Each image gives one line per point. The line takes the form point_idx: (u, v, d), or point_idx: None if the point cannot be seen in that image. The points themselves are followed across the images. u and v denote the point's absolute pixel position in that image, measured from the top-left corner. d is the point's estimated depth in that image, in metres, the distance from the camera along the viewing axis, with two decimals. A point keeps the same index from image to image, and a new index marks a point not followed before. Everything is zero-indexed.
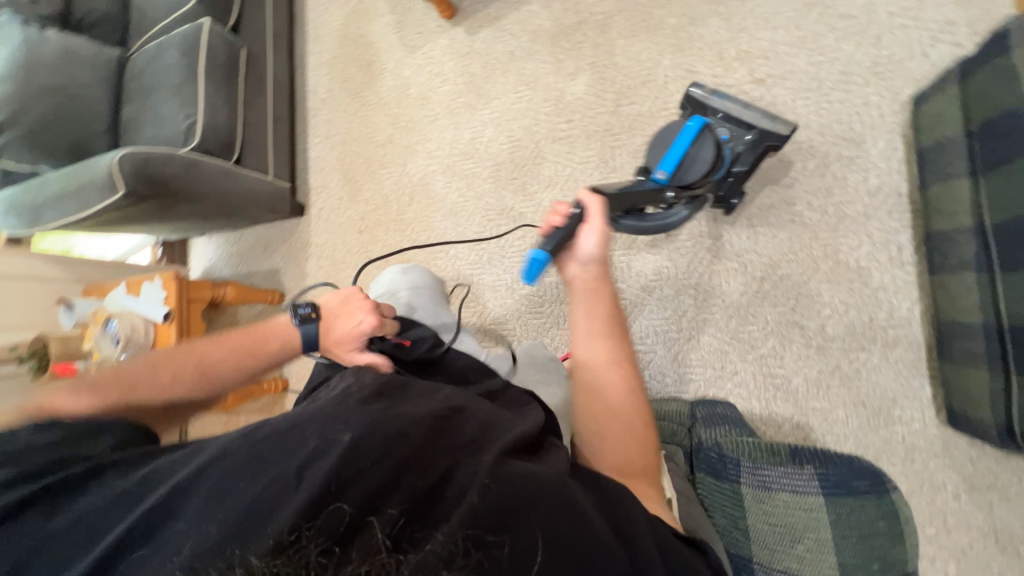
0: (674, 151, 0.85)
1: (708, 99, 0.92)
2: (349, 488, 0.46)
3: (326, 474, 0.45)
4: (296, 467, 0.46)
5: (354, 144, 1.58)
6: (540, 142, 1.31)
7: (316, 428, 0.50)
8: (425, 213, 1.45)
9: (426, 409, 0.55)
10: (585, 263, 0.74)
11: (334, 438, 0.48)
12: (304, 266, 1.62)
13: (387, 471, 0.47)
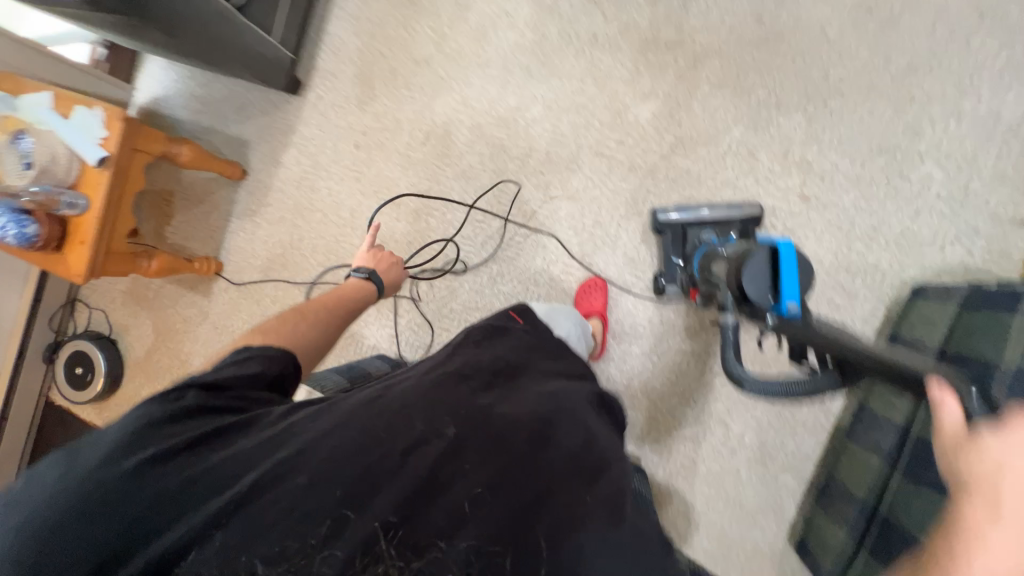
0: (790, 277, 0.74)
1: (675, 213, 1.09)
2: (443, 489, 0.52)
3: (426, 467, 0.53)
4: (400, 451, 0.53)
5: (385, 44, 1.36)
6: (582, 149, 1.23)
7: (420, 415, 0.57)
8: (435, 161, 1.32)
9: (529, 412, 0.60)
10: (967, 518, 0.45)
11: (436, 438, 0.55)
12: (281, 153, 1.43)
13: (478, 480, 0.53)
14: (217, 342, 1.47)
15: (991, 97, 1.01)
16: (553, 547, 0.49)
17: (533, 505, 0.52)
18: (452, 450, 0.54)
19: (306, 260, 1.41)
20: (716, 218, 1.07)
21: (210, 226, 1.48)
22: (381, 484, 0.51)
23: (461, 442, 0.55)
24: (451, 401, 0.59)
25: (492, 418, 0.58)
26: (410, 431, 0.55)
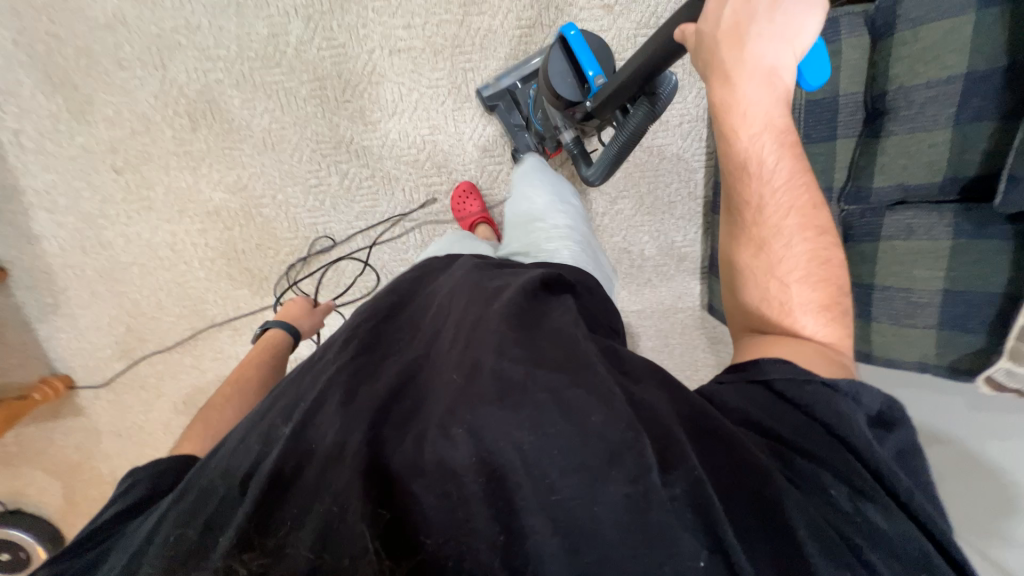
0: (582, 51, 0.80)
1: (497, 84, 1.05)
2: (299, 480, 0.40)
3: (271, 473, 0.41)
4: (303, 440, 0.42)
5: (47, 22, 0.97)
6: (374, 52, 1.05)
7: (310, 402, 0.45)
8: (224, 142, 1.08)
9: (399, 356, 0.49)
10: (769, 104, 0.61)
11: (337, 402, 0.44)
12: (24, 223, 1.09)
13: (334, 444, 0.41)
14: (132, 446, 1.31)
15: None
16: (510, 409, 0.40)
17: (469, 388, 0.42)
18: (357, 401, 0.43)
19: (160, 320, 1.20)
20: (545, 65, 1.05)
21: (13, 347, 1.17)
22: (293, 481, 0.40)
23: (369, 387, 0.45)
24: (290, 400, 0.48)
25: (401, 356, 0.49)
26: (308, 414, 0.44)
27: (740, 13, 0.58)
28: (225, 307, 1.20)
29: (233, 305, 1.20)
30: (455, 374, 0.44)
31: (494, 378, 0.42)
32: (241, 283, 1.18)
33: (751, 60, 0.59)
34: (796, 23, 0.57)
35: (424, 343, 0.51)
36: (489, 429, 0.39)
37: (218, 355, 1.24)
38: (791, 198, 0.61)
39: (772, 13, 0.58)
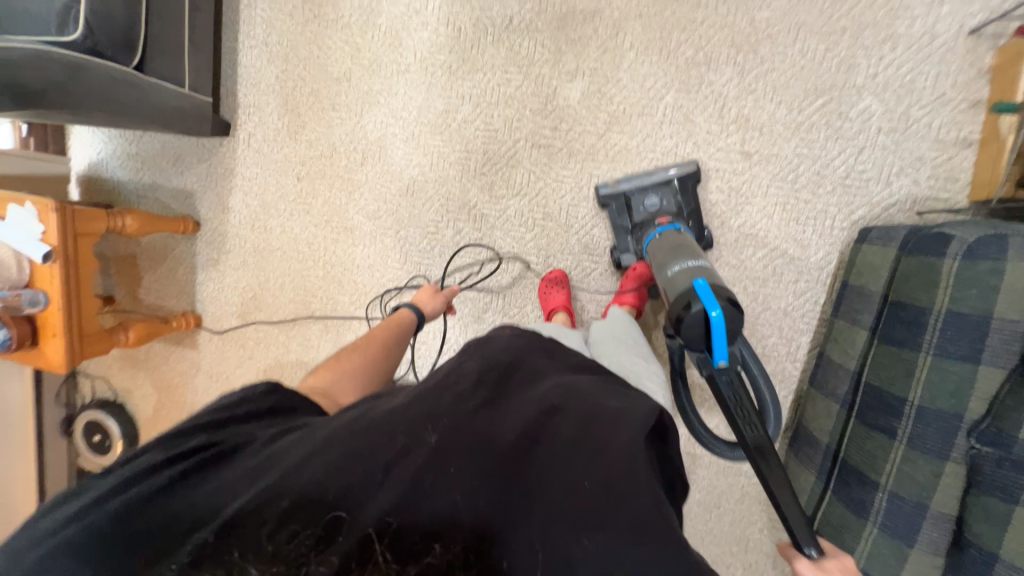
0: (719, 337, 0.73)
1: (617, 185, 1.11)
2: (427, 489, 0.52)
3: (409, 474, 0.53)
4: (438, 463, 0.54)
5: (300, 68, 1.31)
6: (519, 142, 1.20)
7: (452, 426, 0.58)
8: (379, 181, 1.30)
9: (522, 413, 0.61)
10: None
11: (469, 446, 0.56)
12: (226, 197, 1.41)
13: (465, 475, 0.53)
14: (215, 390, 1.54)
15: (927, 13, 0.96)
16: (603, 520, 0.49)
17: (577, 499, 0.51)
18: (484, 448, 0.56)
19: (277, 298, 1.43)
20: (655, 181, 1.09)
21: (179, 282, 1.49)
22: (427, 495, 0.52)
23: (497, 436, 0.58)
24: (435, 410, 0.61)
25: (524, 423, 0.59)
26: (447, 445, 0.56)
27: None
28: (325, 306, 1.39)
29: (331, 307, 1.39)
30: (567, 464, 0.54)
31: (599, 480, 0.52)
32: (345, 291, 1.37)
33: None
34: None
35: (545, 419, 0.60)
36: (591, 538, 0.48)
37: (304, 343, 1.42)
38: None
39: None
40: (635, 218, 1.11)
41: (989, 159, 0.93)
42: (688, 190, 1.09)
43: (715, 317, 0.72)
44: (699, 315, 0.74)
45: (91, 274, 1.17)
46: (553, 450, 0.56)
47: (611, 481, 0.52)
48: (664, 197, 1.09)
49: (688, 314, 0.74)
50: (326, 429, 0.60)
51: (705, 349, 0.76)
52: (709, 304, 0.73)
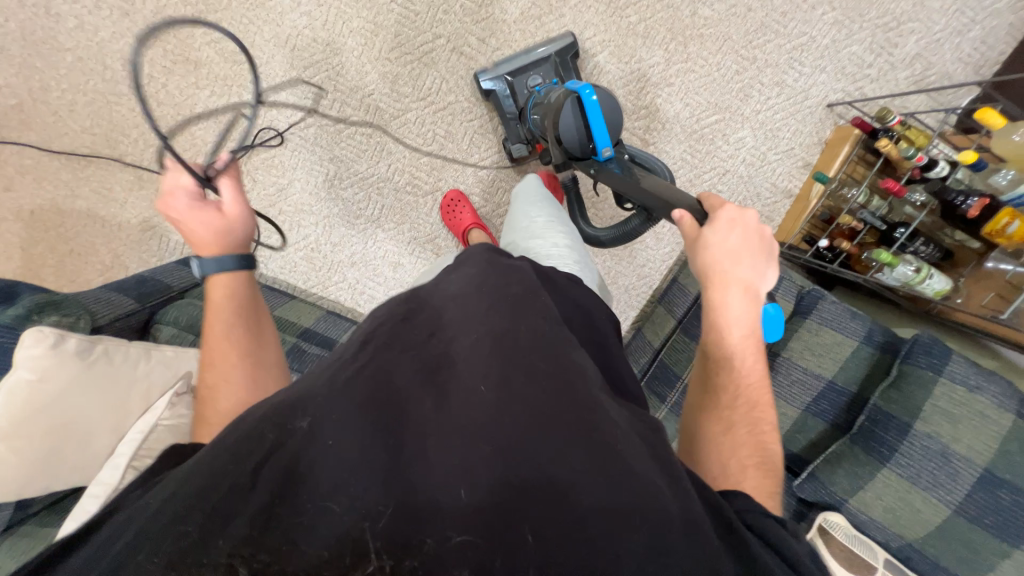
0: (596, 123, 0.78)
1: (493, 68, 1.03)
2: (304, 479, 0.40)
3: (277, 473, 0.40)
4: (349, 438, 0.40)
5: None
6: (439, 38, 1.04)
7: (321, 393, 0.44)
8: (249, 13, 1.01)
9: (415, 344, 0.48)
10: (751, 275, 0.61)
11: (360, 406, 0.42)
12: None
13: (347, 447, 0.40)
14: None
15: (809, 74, 1.11)
16: (546, 443, 0.41)
17: (511, 418, 0.42)
18: (362, 399, 0.43)
19: (60, 120, 1.05)
20: (535, 59, 1.01)
21: None
22: (352, 474, 0.39)
23: (386, 375, 0.45)
24: (308, 381, 0.47)
25: (418, 356, 0.47)
26: (343, 414, 0.42)
27: (723, 243, 0.60)
28: (141, 153, 1.09)
29: (148, 154, 1.09)
30: (481, 387, 0.43)
31: (521, 405, 0.42)
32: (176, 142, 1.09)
33: (737, 277, 0.60)
34: (750, 261, 0.61)
35: (441, 346, 0.48)
36: (527, 473, 0.39)
37: (103, 191, 1.11)
38: (749, 342, 0.59)
39: (747, 249, 0.61)
40: (520, 98, 1.03)
41: (796, 212, 1.18)
42: (569, 65, 1.03)
43: (588, 101, 0.78)
44: (576, 107, 0.79)
45: None
46: (461, 371, 0.45)
47: (515, 395, 0.43)
48: (546, 73, 1.01)
49: (567, 106, 0.79)
50: (222, 436, 0.45)
51: (590, 145, 0.81)
52: (581, 91, 0.79)
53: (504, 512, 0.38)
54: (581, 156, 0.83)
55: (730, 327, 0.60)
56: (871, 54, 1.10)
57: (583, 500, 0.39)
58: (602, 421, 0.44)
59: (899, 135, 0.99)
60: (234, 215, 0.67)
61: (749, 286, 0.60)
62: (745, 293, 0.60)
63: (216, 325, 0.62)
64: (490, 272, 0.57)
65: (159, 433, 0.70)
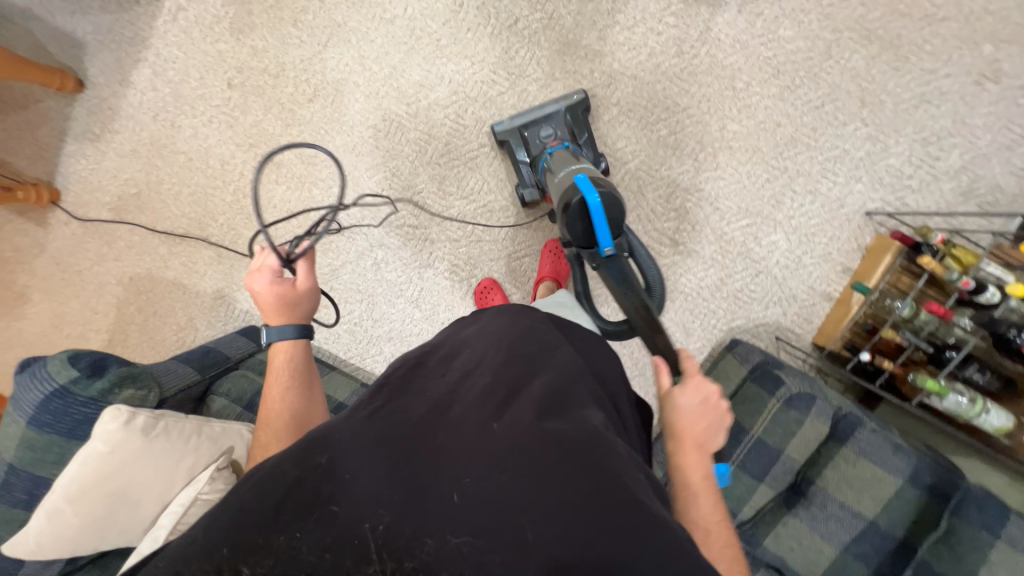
0: (600, 224, 0.82)
1: (509, 122, 1.11)
2: (330, 502, 0.46)
3: (306, 498, 0.46)
4: (368, 466, 0.47)
5: None
6: (484, 147, 1.17)
7: (341, 432, 0.50)
8: (325, 126, 1.18)
9: (435, 390, 0.57)
10: (707, 434, 0.66)
11: (382, 441, 0.49)
12: (130, 69, 1.19)
13: (372, 475, 0.47)
14: (59, 280, 1.35)
15: (844, 184, 1.12)
16: (550, 471, 0.47)
17: (519, 449, 0.49)
18: (388, 434, 0.50)
19: (166, 207, 1.26)
20: (546, 114, 1.09)
21: (38, 142, 1.25)
22: (371, 498, 0.45)
23: (408, 415, 0.53)
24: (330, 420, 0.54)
25: (435, 396, 0.56)
26: (365, 444, 0.49)
27: (689, 405, 0.67)
28: (223, 234, 1.27)
29: (228, 235, 1.27)
30: (493, 423, 0.52)
31: (528, 438, 0.50)
32: (252, 227, 1.26)
33: (695, 436, 0.65)
34: (710, 425, 0.66)
35: (459, 391, 0.57)
36: (534, 495, 0.46)
37: (189, 265, 1.30)
38: (702, 495, 0.61)
39: (704, 411, 0.67)
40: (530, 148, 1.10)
41: (837, 316, 1.13)
42: (580, 119, 1.09)
43: (591, 203, 0.82)
44: (579, 205, 0.84)
45: None
46: (477, 409, 0.54)
47: (522, 431, 0.50)
48: (556, 128, 1.08)
49: (571, 209, 0.84)
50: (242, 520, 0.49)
51: (592, 240, 0.86)
52: (586, 193, 0.82)
53: (514, 529, 0.44)
54: (583, 248, 0.87)
55: (691, 470, 0.62)
56: (910, 167, 1.10)
57: (584, 523, 0.44)
58: (607, 453, 0.50)
59: (946, 254, 0.96)
60: (303, 292, 0.85)
61: (704, 443, 0.65)
62: (698, 450, 0.64)
63: (273, 387, 0.80)
64: (504, 329, 0.66)
65: (197, 508, 0.76)
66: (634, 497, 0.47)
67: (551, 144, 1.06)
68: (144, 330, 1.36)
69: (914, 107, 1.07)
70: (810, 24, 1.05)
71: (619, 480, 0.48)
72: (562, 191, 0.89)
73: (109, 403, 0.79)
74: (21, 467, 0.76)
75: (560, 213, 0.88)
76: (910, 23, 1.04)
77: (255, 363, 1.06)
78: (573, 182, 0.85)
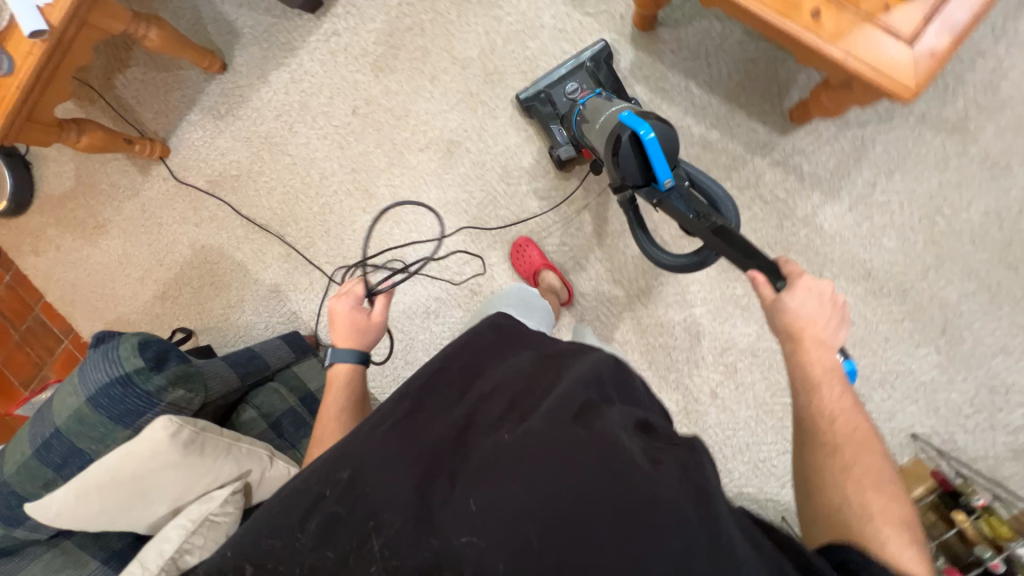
0: (657, 153, 0.77)
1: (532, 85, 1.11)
2: (352, 511, 0.49)
3: (328, 513, 0.49)
4: (389, 477, 0.50)
5: (428, 18, 1.18)
6: (564, 245, 1.20)
7: (360, 449, 0.53)
8: (426, 177, 1.23)
9: (456, 404, 0.59)
10: (829, 330, 0.67)
11: (397, 454, 0.52)
12: (270, 68, 1.26)
13: (390, 487, 0.49)
14: (138, 224, 1.43)
15: (899, 400, 1.11)
16: (563, 484, 0.47)
17: (526, 459, 0.49)
18: (405, 447, 0.53)
19: (257, 197, 1.33)
20: (569, 69, 1.08)
21: (166, 103, 1.33)
22: (388, 506, 0.48)
23: (428, 426, 0.55)
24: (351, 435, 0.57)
25: (454, 413, 0.57)
26: (383, 459, 0.52)
27: (802, 307, 0.67)
28: (298, 238, 1.32)
29: (302, 241, 1.32)
30: (505, 434, 0.52)
31: (537, 450, 0.49)
32: (327, 240, 1.31)
33: (816, 338, 0.66)
34: (830, 325, 0.67)
35: (477, 405, 0.58)
36: (547, 509, 0.46)
37: (258, 253, 1.36)
38: (828, 369, 0.65)
39: (822, 313, 0.67)
40: (558, 108, 1.10)
41: None
42: (603, 66, 1.07)
43: (645, 139, 0.77)
44: (632, 143, 0.80)
45: (72, 64, 0.98)
46: (496, 421, 0.55)
47: (532, 445, 0.50)
48: (583, 82, 1.07)
49: (622, 147, 0.79)
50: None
51: (651, 174, 0.81)
52: (637, 127, 0.78)
53: (525, 543, 0.44)
54: (642, 186, 0.81)
55: (815, 366, 0.65)
56: (970, 407, 1.09)
57: (604, 533, 0.44)
58: (624, 464, 0.48)
59: (980, 517, 0.96)
60: (375, 323, 0.89)
61: (824, 338, 0.66)
62: (815, 345, 0.66)
63: (330, 406, 0.81)
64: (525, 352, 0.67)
65: (203, 529, 0.80)
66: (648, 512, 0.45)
67: (581, 96, 1.05)
68: (197, 294, 1.42)
69: (991, 354, 1.06)
70: (914, 242, 1.06)
71: (637, 498, 0.46)
72: (606, 140, 0.86)
73: (159, 401, 0.84)
74: (66, 435, 0.82)
75: (610, 159, 0.83)
76: (1015, 275, 1.03)
77: (288, 379, 1.10)
78: (621, 121, 0.81)
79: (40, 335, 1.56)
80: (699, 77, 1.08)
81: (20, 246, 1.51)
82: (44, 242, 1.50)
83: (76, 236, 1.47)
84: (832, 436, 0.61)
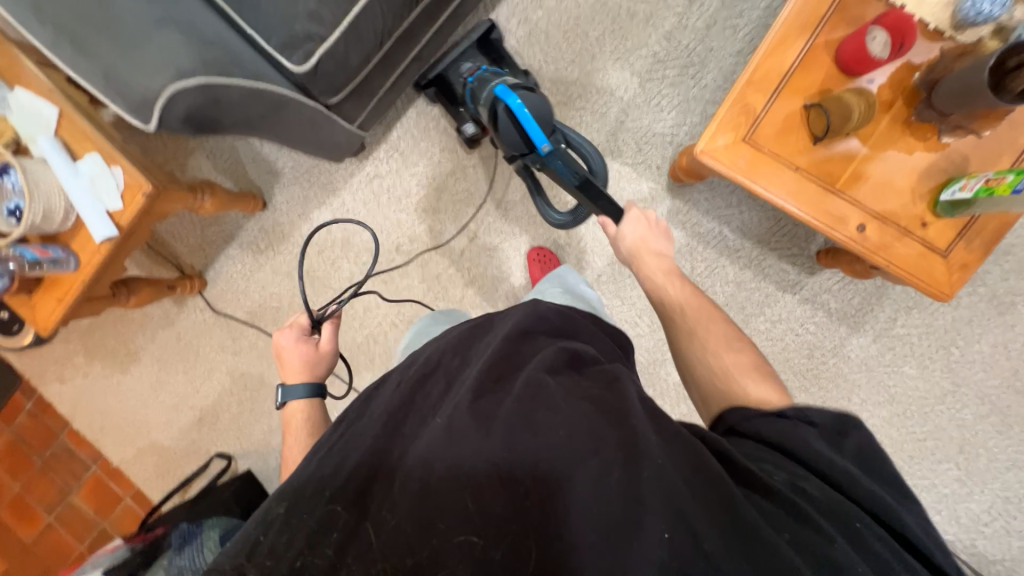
0: (530, 121, 0.83)
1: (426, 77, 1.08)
2: (301, 519, 0.47)
3: (276, 531, 0.46)
4: (330, 488, 0.48)
5: (470, 163, 1.22)
6: None
7: (309, 475, 0.52)
8: (472, 309, 1.28)
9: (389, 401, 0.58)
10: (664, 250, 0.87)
11: (340, 468, 0.50)
12: (312, 207, 1.28)
13: (335, 491, 0.48)
14: (173, 351, 1.42)
15: (925, 511, 1.19)
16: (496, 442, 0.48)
17: (461, 434, 0.49)
18: (349, 460, 0.51)
19: None
20: (461, 53, 1.06)
21: (203, 237, 1.33)
22: (335, 508, 0.47)
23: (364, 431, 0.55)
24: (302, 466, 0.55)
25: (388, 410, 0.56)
26: (326, 478, 0.50)
27: (637, 229, 0.88)
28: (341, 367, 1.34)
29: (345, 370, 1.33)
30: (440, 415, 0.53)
31: (472, 418, 0.50)
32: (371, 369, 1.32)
33: (654, 248, 0.87)
34: (664, 243, 0.88)
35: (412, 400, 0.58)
36: (494, 476, 0.46)
37: None
38: (670, 270, 0.85)
39: (657, 233, 0.88)
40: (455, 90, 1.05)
41: None
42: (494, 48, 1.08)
43: (517, 109, 0.83)
44: (506, 113, 0.85)
45: (133, 248, 0.98)
46: (426, 410, 0.55)
47: (463, 420, 0.50)
48: (476, 60, 1.06)
49: (501, 120, 0.85)
50: None
51: (529, 141, 0.86)
52: (509, 100, 0.84)
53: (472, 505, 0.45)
54: (526, 154, 0.87)
55: (661, 271, 0.84)
56: (989, 516, 1.18)
57: (548, 482, 0.45)
58: (548, 413, 0.49)
59: None
60: (325, 353, 0.87)
61: (659, 250, 0.87)
62: (652, 251, 0.87)
63: (294, 445, 0.78)
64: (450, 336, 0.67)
65: None
66: (580, 453, 0.46)
67: (472, 73, 1.02)
68: (235, 419, 1.42)
69: (1005, 468, 1.16)
70: (933, 369, 1.15)
71: (566, 444, 0.47)
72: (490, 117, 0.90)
73: None
74: None
75: (495, 133, 0.88)
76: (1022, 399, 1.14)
77: None
78: (494, 94, 0.86)
79: (63, 461, 1.51)
80: (732, 223, 1.15)
81: (44, 373, 1.48)
82: (70, 369, 1.47)
83: (105, 363, 1.45)
84: (685, 319, 0.76)
